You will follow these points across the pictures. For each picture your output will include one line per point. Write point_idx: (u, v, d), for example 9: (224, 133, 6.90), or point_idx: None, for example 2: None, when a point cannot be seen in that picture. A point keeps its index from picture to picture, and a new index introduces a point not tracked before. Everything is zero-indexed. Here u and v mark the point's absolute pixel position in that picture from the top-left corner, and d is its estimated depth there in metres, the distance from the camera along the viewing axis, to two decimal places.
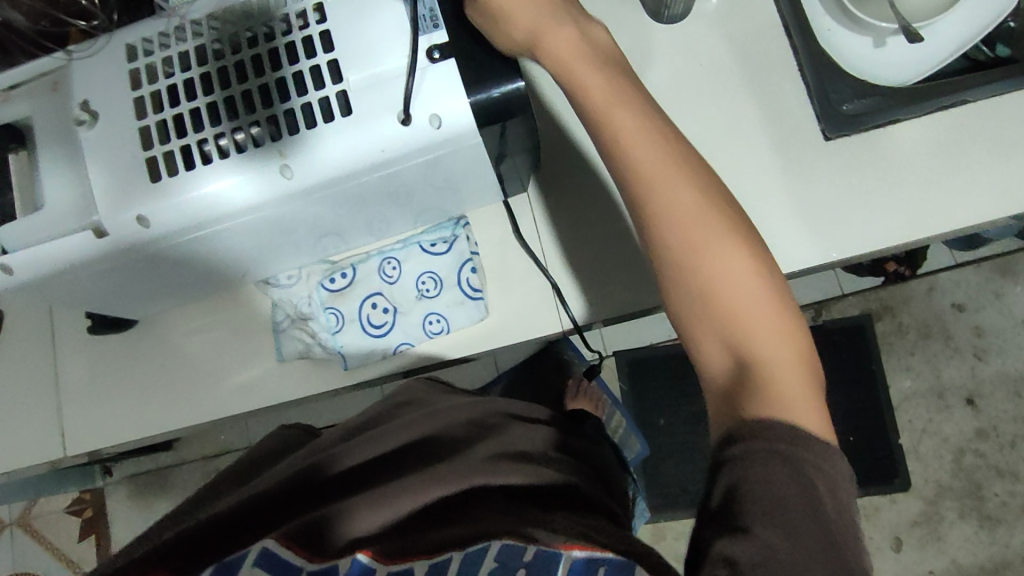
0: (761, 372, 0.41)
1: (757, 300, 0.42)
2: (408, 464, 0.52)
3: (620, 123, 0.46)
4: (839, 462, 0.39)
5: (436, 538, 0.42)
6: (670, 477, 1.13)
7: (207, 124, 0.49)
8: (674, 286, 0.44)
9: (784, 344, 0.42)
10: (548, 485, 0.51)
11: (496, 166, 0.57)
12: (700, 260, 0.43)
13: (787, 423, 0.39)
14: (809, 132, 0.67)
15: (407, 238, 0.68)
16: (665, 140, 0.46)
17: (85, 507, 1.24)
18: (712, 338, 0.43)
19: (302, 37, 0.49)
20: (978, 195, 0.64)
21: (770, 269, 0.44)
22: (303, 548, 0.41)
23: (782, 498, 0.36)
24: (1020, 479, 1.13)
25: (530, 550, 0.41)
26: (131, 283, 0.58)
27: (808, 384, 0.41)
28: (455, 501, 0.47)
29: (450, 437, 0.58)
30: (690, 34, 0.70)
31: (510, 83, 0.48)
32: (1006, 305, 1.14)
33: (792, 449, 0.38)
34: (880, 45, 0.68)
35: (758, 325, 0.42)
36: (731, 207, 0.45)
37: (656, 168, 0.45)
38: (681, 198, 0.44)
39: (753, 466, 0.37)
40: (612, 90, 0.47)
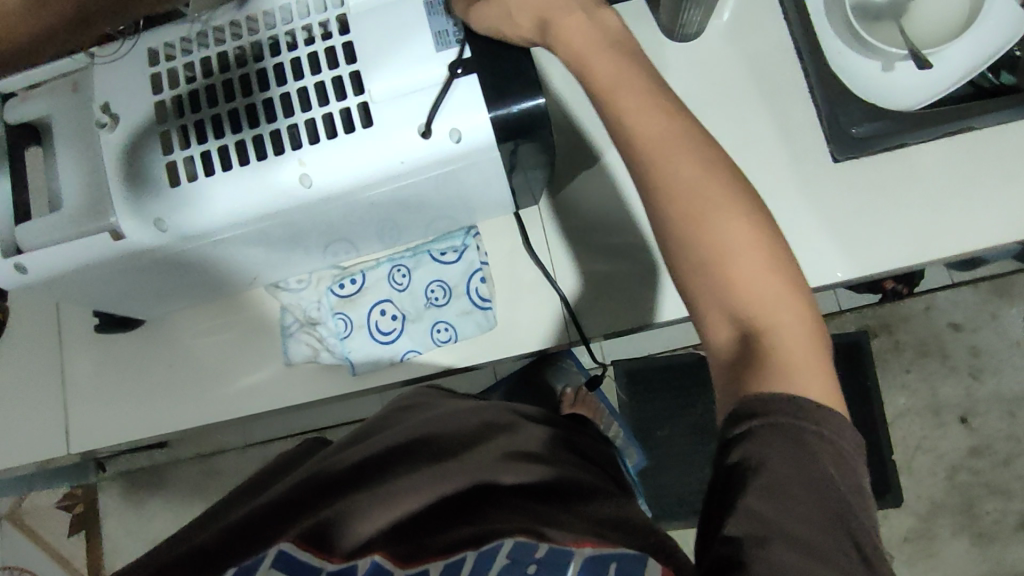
0: (763, 341, 0.42)
1: (759, 263, 0.43)
2: (416, 458, 0.53)
3: (629, 116, 0.46)
4: (849, 436, 0.40)
5: (448, 539, 0.44)
6: (667, 487, 1.13)
7: (229, 131, 0.49)
8: (676, 258, 0.45)
9: (785, 305, 0.43)
10: (554, 482, 0.52)
11: (510, 179, 0.58)
12: (702, 229, 0.43)
13: (788, 393, 0.40)
14: (818, 153, 0.68)
15: (417, 246, 0.69)
16: (665, 113, 0.46)
17: (75, 502, 1.23)
18: (715, 304, 0.44)
19: (325, 48, 0.49)
20: (981, 220, 0.65)
21: (769, 232, 0.44)
22: (320, 549, 0.42)
23: (794, 486, 0.38)
24: (1012, 497, 1.14)
25: (541, 549, 0.42)
26: (142, 284, 0.58)
27: (809, 345, 0.43)
28: (466, 504, 0.48)
29: (456, 432, 0.58)
30: (702, 51, 0.70)
31: (529, 101, 0.48)
32: (1003, 325, 1.16)
33: (802, 428, 0.39)
34: (888, 69, 0.71)
35: (760, 289, 0.43)
36: (733, 175, 0.45)
37: (658, 145, 0.45)
38: (685, 169, 0.44)
39: (767, 452, 0.39)
40: (622, 79, 0.46)
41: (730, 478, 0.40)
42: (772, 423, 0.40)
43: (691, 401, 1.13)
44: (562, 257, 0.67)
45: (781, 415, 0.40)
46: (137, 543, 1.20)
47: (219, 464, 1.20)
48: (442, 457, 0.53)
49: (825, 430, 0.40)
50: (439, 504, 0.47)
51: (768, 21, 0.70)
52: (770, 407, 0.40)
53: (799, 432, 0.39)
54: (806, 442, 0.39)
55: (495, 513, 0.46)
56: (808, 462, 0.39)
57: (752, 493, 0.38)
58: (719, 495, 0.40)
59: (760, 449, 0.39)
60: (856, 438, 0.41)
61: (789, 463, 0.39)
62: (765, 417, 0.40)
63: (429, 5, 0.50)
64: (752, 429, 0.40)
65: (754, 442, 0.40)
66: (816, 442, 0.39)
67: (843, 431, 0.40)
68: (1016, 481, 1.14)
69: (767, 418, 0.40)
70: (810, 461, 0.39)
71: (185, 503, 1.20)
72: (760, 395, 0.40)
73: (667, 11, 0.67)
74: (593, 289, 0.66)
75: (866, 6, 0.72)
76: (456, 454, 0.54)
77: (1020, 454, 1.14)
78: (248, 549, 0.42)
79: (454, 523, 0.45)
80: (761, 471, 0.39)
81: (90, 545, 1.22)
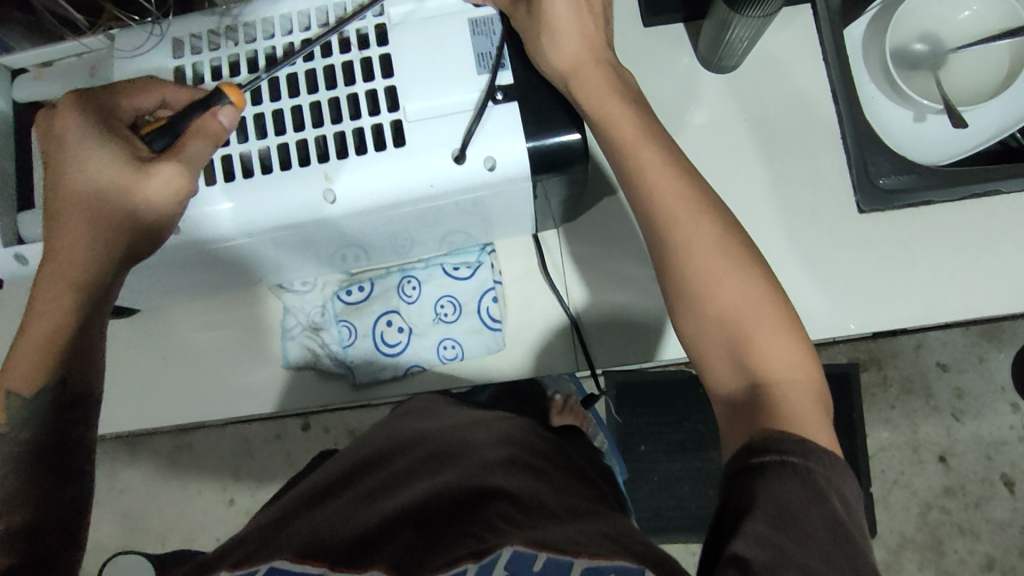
0: (771, 392, 0.42)
1: (768, 322, 0.44)
2: (406, 473, 0.51)
3: (651, 162, 0.48)
4: (849, 479, 0.39)
5: (453, 551, 0.40)
6: (644, 501, 1.10)
7: (253, 137, 0.47)
8: (688, 312, 0.46)
9: (793, 362, 0.44)
10: (560, 501, 0.48)
11: (537, 205, 0.56)
12: (714, 291, 0.45)
13: (798, 436, 0.40)
14: (842, 200, 0.67)
15: (430, 258, 0.68)
16: (687, 176, 0.48)
17: None
18: (723, 356, 0.45)
19: (361, 58, 0.48)
20: (988, 281, 0.65)
21: (781, 293, 0.45)
22: (319, 560, 0.40)
23: (796, 510, 0.36)
24: (980, 539, 1.12)
25: (540, 561, 0.38)
26: (145, 281, 0.57)
27: (816, 402, 0.43)
28: (464, 505, 0.45)
29: (458, 442, 0.55)
30: (736, 80, 0.69)
31: (569, 135, 0.47)
32: (989, 370, 1.15)
33: (805, 463, 0.38)
34: (920, 119, 0.71)
35: (769, 346, 0.43)
36: (747, 242, 0.46)
37: (680, 207, 0.46)
38: (700, 233, 0.46)
39: (772, 480, 0.37)
40: (643, 139, 0.48)
41: (736, 508, 0.37)
42: (783, 459, 0.38)
43: (679, 419, 1.10)
44: (572, 283, 0.67)
45: (793, 453, 0.38)
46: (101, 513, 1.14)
47: (197, 442, 1.13)
48: (431, 468, 0.51)
49: (832, 472, 0.39)
50: (434, 509, 0.45)
51: (808, 59, 0.69)
52: (782, 445, 0.39)
53: (809, 472, 0.38)
54: (814, 481, 0.38)
55: (492, 519, 0.43)
56: (818, 499, 0.37)
57: (759, 520, 0.36)
58: (722, 526, 0.38)
59: (770, 482, 0.37)
60: (855, 486, 0.40)
61: (798, 498, 0.37)
62: (781, 455, 0.38)
63: (474, 23, 0.48)
64: (765, 464, 0.38)
65: (768, 475, 0.38)
66: (824, 484, 0.38)
67: (845, 480, 0.39)
68: (985, 523, 1.12)
69: (778, 454, 0.38)
70: (819, 499, 0.37)
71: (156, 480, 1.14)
72: (769, 434, 0.40)
73: (708, 41, 0.65)
74: (601, 320, 0.67)
75: (905, 53, 0.71)
76: (446, 463, 0.52)
77: (991, 498, 1.13)
78: (250, 562, 0.41)
79: (454, 532, 0.42)
80: (772, 500, 0.36)
81: None
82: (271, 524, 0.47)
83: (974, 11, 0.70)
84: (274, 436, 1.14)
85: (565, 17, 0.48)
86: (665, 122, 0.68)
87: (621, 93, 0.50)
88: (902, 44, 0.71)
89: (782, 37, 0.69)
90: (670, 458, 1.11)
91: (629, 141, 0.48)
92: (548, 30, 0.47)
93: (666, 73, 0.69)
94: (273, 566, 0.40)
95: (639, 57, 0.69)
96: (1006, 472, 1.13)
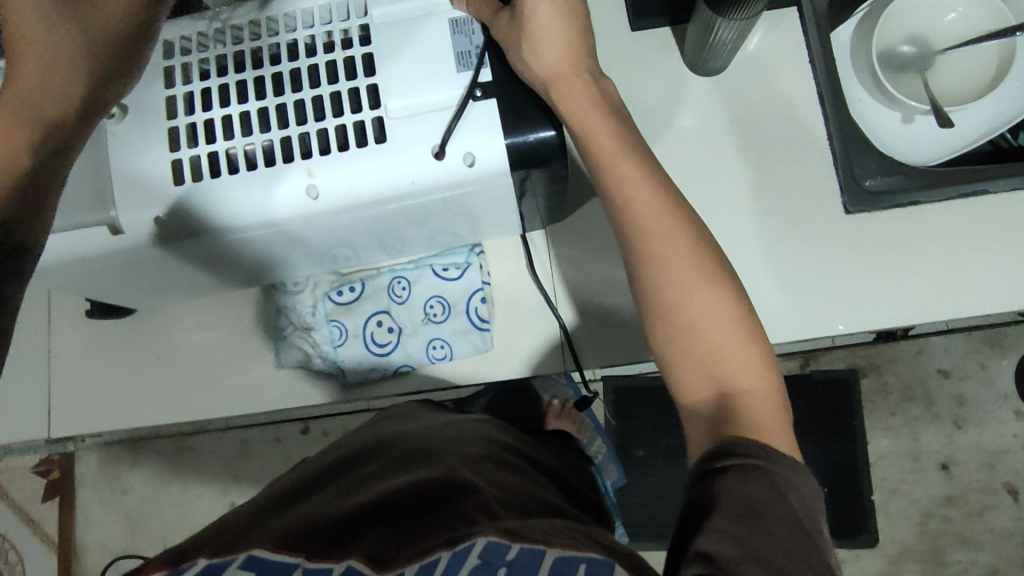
0: (735, 402, 0.43)
1: (736, 334, 0.45)
2: (381, 471, 0.51)
3: (625, 174, 0.48)
4: (806, 475, 0.41)
5: (427, 544, 0.40)
6: (642, 507, 1.09)
7: (239, 133, 0.48)
8: (661, 327, 0.46)
9: (759, 372, 0.44)
10: (533, 501, 0.49)
11: (519, 204, 0.57)
12: (687, 306, 0.45)
13: (760, 442, 0.40)
14: (831, 206, 0.67)
15: (420, 259, 0.69)
16: (664, 190, 0.48)
17: (52, 468, 1.15)
18: (693, 366, 0.45)
19: (344, 57, 0.49)
20: (975, 283, 0.64)
21: (749, 308, 0.46)
22: (295, 551, 0.40)
23: (758, 507, 0.37)
24: (982, 549, 1.11)
25: (513, 549, 0.39)
26: (134, 279, 0.57)
27: (781, 410, 0.44)
28: (438, 502, 0.45)
29: (437, 439, 0.56)
30: (724, 83, 0.68)
31: (543, 131, 0.48)
32: (991, 377, 1.13)
33: (766, 465, 0.39)
34: (908, 120, 0.71)
35: (736, 357, 0.44)
36: (720, 256, 0.47)
37: (655, 218, 0.47)
38: (678, 248, 0.46)
39: (733, 481, 0.39)
40: (626, 151, 0.49)
41: (700, 508, 0.38)
42: (745, 462, 0.39)
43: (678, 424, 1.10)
44: (560, 285, 0.67)
45: (754, 456, 0.39)
46: (109, 515, 1.15)
47: (198, 445, 1.14)
48: (406, 466, 0.51)
49: (793, 473, 0.40)
50: (408, 503, 0.45)
51: (795, 62, 0.68)
52: (743, 449, 0.40)
53: (770, 473, 0.39)
54: (775, 482, 0.39)
55: (467, 515, 0.43)
56: (779, 497, 0.38)
57: (723, 515, 0.37)
58: (683, 525, 0.39)
59: (731, 483, 0.39)
60: (815, 488, 0.40)
61: (760, 498, 0.38)
62: (742, 458, 0.39)
63: (455, 23, 0.49)
64: (728, 467, 0.39)
65: (730, 477, 0.39)
66: (784, 483, 0.39)
67: (807, 481, 0.40)
68: (987, 533, 1.11)
69: (741, 458, 0.39)
70: (780, 497, 0.38)
71: (158, 482, 1.14)
72: (732, 439, 0.41)
73: (694, 44, 0.65)
74: (588, 320, 0.67)
75: (893, 56, 0.71)
76: (422, 460, 0.52)
77: (994, 507, 1.11)
78: (228, 552, 0.40)
79: (429, 528, 0.42)
80: (737, 500, 0.38)
81: (61, 515, 1.16)
82: (246, 519, 0.46)
83: (959, 13, 0.70)
84: (274, 440, 1.14)
85: (544, 24, 0.49)
86: (654, 124, 0.68)
87: (602, 107, 0.50)
88: (889, 47, 0.71)
89: (771, 41, 0.69)
90: (668, 462, 1.10)
91: (602, 149, 0.49)
92: (530, 36, 0.49)
93: (654, 75, 0.69)
94: (249, 558, 0.39)
95: (627, 60, 0.69)
96: (1009, 480, 1.11)
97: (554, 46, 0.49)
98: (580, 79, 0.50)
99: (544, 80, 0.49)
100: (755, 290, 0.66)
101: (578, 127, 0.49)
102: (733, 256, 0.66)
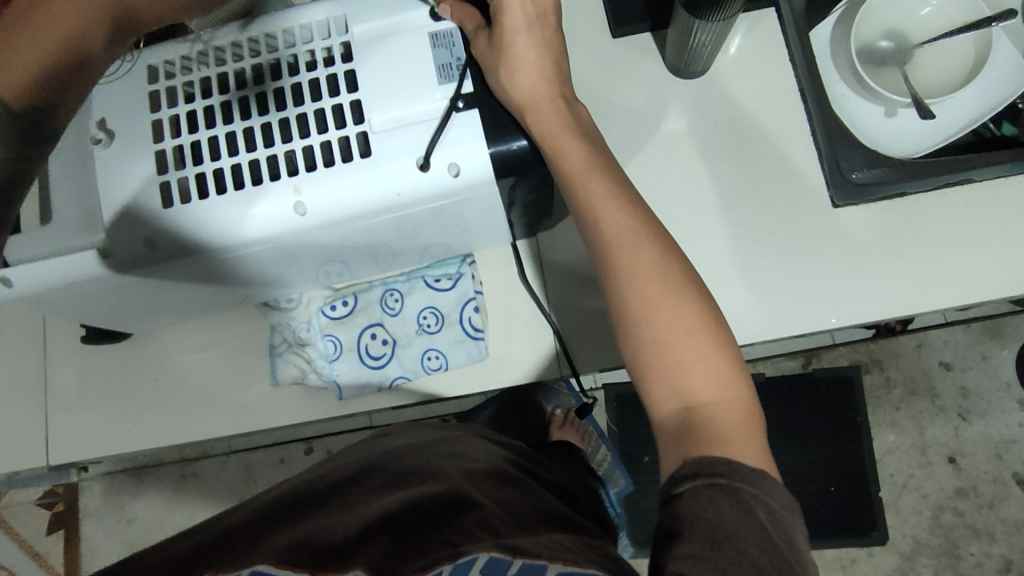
0: (705, 414, 0.43)
1: (699, 346, 0.44)
2: (383, 482, 0.50)
3: (595, 189, 0.49)
4: (779, 488, 0.40)
5: (432, 556, 0.40)
6: (650, 514, 1.08)
7: (225, 153, 0.49)
8: (631, 340, 0.46)
9: (724, 384, 0.44)
10: (530, 511, 0.49)
11: (508, 213, 0.58)
12: (654, 316, 0.45)
13: (729, 458, 0.40)
14: (818, 199, 0.66)
15: (412, 271, 0.70)
16: (633, 206, 0.49)
17: (57, 500, 1.15)
18: (661, 379, 0.45)
19: (327, 74, 0.49)
20: (969, 270, 0.64)
21: (718, 318, 0.46)
22: (303, 564, 0.39)
23: (727, 527, 0.37)
24: (996, 540, 1.09)
25: (516, 564, 0.38)
26: (129, 302, 0.57)
27: (748, 422, 0.44)
28: (440, 513, 0.45)
29: (432, 452, 0.56)
30: (706, 84, 0.69)
31: (519, 142, 0.49)
32: (993, 367, 1.12)
33: (734, 482, 0.39)
34: (891, 114, 0.72)
35: (699, 369, 0.44)
36: (688, 267, 0.47)
37: (624, 231, 0.48)
38: (645, 260, 0.47)
39: (697, 502, 0.39)
40: (600, 166, 0.50)
41: (670, 531, 0.38)
42: (712, 481, 0.39)
43: None
44: (554, 292, 0.68)
45: (720, 474, 0.39)
46: (114, 546, 1.14)
47: (204, 470, 1.14)
48: (408, 481, 0.50)
49: (762, 487, 0.39)
50: (413, 515, 0.44)
51: (776, 63, 0.69)
52: (712, 468, 0.40)
53: (736, 490, 0.39)
54: (743, 499, 0.38)
55: (469, 527, 0.43)
56: (748, 515, 0.38)
57: (694, 541, 0.37)
58: (656, 552, 0.38)
59: (699, 504, 0.38)
60: (789, 499, 0.40)
61: (729, 518, 0.37)
62: (708, 478, 0.39)
63: (435, 37, 0.51)
64: (694, 488, 0.39)
65: (697, 499, 0.39)
66: (752, 498, 0.39)
67: (778, 492, 0.40)
68: (1000, 524, 1.10)
69: (708, 478, 0.39)
70: (749, 514, 0.38)
71: (163, 510, 1.14)
72: (700, 459, 0.40)
73: (675, 48, 0.65)
74: (582, 325, 0.67)
75: (872, 51, 0.72)
76: (421, 475, 0.51)
77: (1004, 498, 1.10)
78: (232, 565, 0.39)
79: (433, 538, 0.42)
80: (702, 521, 0.38)
81: (67, 547, 1.15)
82: (245, 527, 0.46)
83: (935, 7, 0.71)
84: (278, 462, 1.13)
85: (521, 45, 0.51)
86: (638, 128, 0.69)
87: (575, 126, 0.51)
88: (868, 42, 0.72)
89: (751, 43, 0.69)
90: None
91: (568, 167, 0.49)
92: (507, 61, 0.50)
93: (639, 80, 0.69)
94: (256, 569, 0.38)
95: (610, 66, 0.70)
96: (1018, 470, 1.10)
97: (531, 69, 0.51)
98: (551, 103, 0.51)
99: (522, 94, 0.50)
100: (750, 287, 0.66)
101: (546, 145, 0.49)
102: (726, 254, 0.66)
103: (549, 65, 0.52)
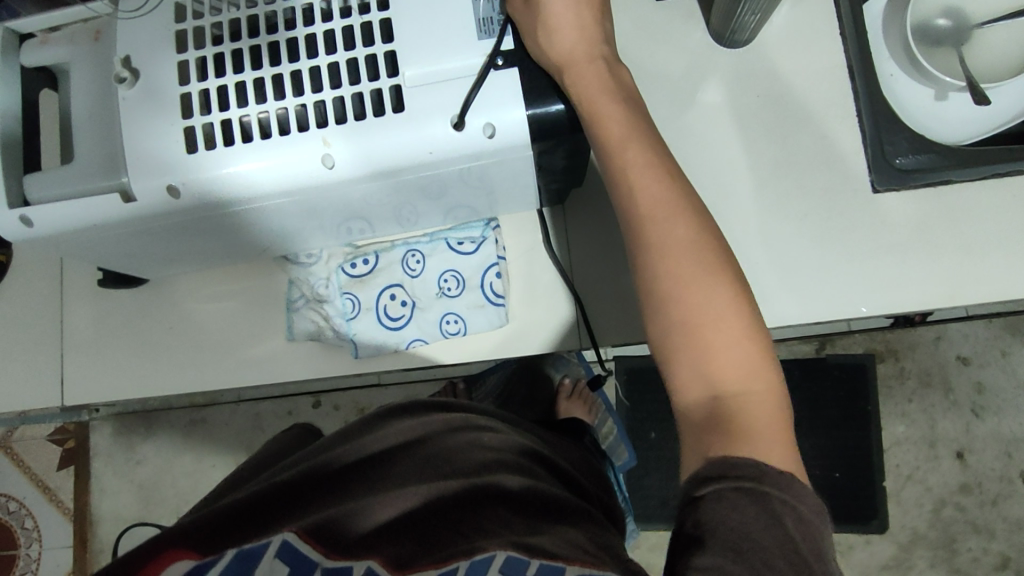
0: (731, 403, 0.42)
1: (730, 330, 0.43)
2: (406, 455, 0.51)
3: (631, 156, 0.47)
4: (808, 494, 0.39)
5: (445, 548, 0.40)
6: (652, 488, 1.08)
7: (253, 100, 0.47)
8: (659, 317, 0.45)
9: (755, 373, 0.43)
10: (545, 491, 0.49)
11: (537, 179, 0.56)
12: (686, 296, 0.44)
13: (752, 459, 0.39)
14: (855, 183, 0.64)
15: (435, 233, 0.69)
16: (671, 178, 0.46)
17: (68, 437, 1.19)
18: (687, 362, 0.43)
19: (361, 22, 0.47)
20: (1004, 266, 0.62)
21: (750, 302, 0.44)
22: (321, 542, 0.40)
23: (751, 536, 0.36)
24: (996, 538, 1.09)
25: (534, 565, 0.39)
26: (146, 248, 0.56)
27: (777, 417, 0.42)
28: (457, 499, 0.45)
29: (455, 427, 0.56)
30: (750, 58, 0.66)
31: (548, 105, 0.47)
32: (1011, 364, 1.10)
33: (758, 486, 0.38)
34: (941, 98, 0.68)
35: (729, 357, 0.43)
36: (722, 244, 0.45)
37: (661, 205, 0.46)
38: (678, 235, 0.45)
39: (721, 508, 0.38)
40: (637, 129, 0.47)
41: (691, 538, 0.38)
42: (738, 485, 0.38)
43: None
44: (576, 263, 0.66)
45: (748, 478, 0.38)
46: (122, 485, 1.16)
47: (213, 417, 1.15)
48: (428, 461, 0.51)
49: (791, 492, 0.38)
50: (431, 500, 0.45)
51: (824, 37, 0.66)
52: (737, 471, 0.39)
53: (763, 495, 0.38)
54: (770, 506, 0.38)
55: (482, 516, 0.43)
56: (774, 523, 0.37)
57: (715, 551, 0.36)
58: (674, 557, 0.38)
59: (722, 510, 0.38)
60: (818, 504, 0.39)
61: (753, 528, 0.37)
62: (733, 481, 0.39)
63: None
64: (719, 491, 0.39)
65: (722, 504, 0.38)
66: (779, 505, 0.38)
67: (806, 495, 0.39)
68: (1001, 522, 1.09)
69: (734, 481, 0.39)
70: (775, 523, 0.37)
71: (173, 453, 1.15)
72: (724, 459, 0.40)
73: (720, 15, 0.62)
74: (602, 298, 0.66)
75: (928, 28, 0.68)
76: (442, 454, 0.51)
77: (1008, 496, 1.09)
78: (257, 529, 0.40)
79: (448, 528, 0.42)
80: (726, 530, 0.37)
81: (76, 483, 1.17)
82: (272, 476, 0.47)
83: None
84: (286, 414, 1.14)
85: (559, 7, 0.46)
86: (675, 98, 0.66)
87: (615, 91, 0.48)
88: (926, 18, 0.68)
89: (799, 14, 0.66)
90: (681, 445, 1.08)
91: (599, 135, 0.47)
92: (545, 22, 0.46)
93: (680, 47, 0.67)
94: (284, 541, 0.40)
95: (650, 31, 0.67)
96: None
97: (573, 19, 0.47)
98: (592, 52, 0.48)
99: (557, 50, 0.47)
100: (775, 270, 0.64)
101: (579, 102, 0.47)
102: (754, 234, 0.64)
103: (585, 13, 0.48)
